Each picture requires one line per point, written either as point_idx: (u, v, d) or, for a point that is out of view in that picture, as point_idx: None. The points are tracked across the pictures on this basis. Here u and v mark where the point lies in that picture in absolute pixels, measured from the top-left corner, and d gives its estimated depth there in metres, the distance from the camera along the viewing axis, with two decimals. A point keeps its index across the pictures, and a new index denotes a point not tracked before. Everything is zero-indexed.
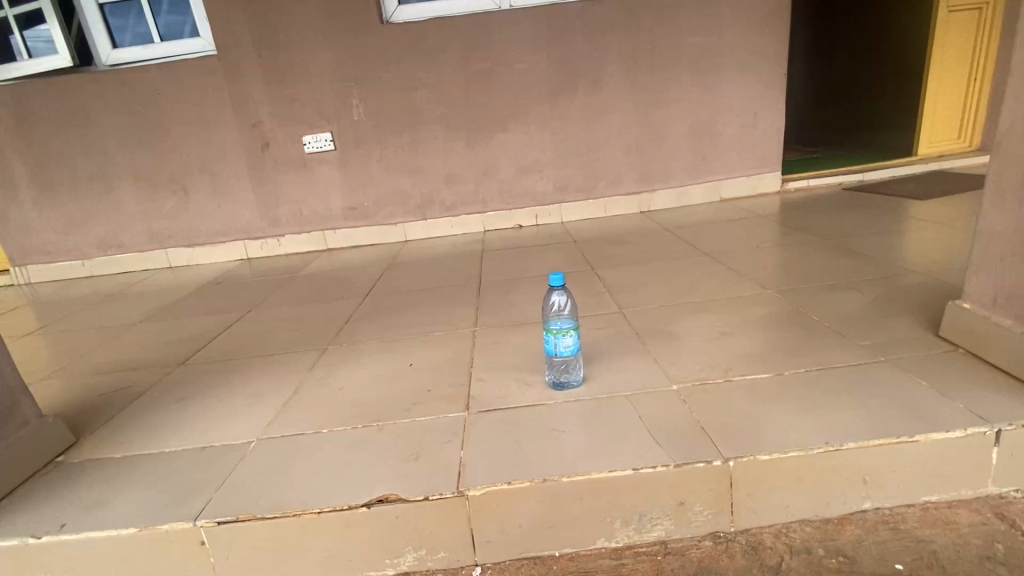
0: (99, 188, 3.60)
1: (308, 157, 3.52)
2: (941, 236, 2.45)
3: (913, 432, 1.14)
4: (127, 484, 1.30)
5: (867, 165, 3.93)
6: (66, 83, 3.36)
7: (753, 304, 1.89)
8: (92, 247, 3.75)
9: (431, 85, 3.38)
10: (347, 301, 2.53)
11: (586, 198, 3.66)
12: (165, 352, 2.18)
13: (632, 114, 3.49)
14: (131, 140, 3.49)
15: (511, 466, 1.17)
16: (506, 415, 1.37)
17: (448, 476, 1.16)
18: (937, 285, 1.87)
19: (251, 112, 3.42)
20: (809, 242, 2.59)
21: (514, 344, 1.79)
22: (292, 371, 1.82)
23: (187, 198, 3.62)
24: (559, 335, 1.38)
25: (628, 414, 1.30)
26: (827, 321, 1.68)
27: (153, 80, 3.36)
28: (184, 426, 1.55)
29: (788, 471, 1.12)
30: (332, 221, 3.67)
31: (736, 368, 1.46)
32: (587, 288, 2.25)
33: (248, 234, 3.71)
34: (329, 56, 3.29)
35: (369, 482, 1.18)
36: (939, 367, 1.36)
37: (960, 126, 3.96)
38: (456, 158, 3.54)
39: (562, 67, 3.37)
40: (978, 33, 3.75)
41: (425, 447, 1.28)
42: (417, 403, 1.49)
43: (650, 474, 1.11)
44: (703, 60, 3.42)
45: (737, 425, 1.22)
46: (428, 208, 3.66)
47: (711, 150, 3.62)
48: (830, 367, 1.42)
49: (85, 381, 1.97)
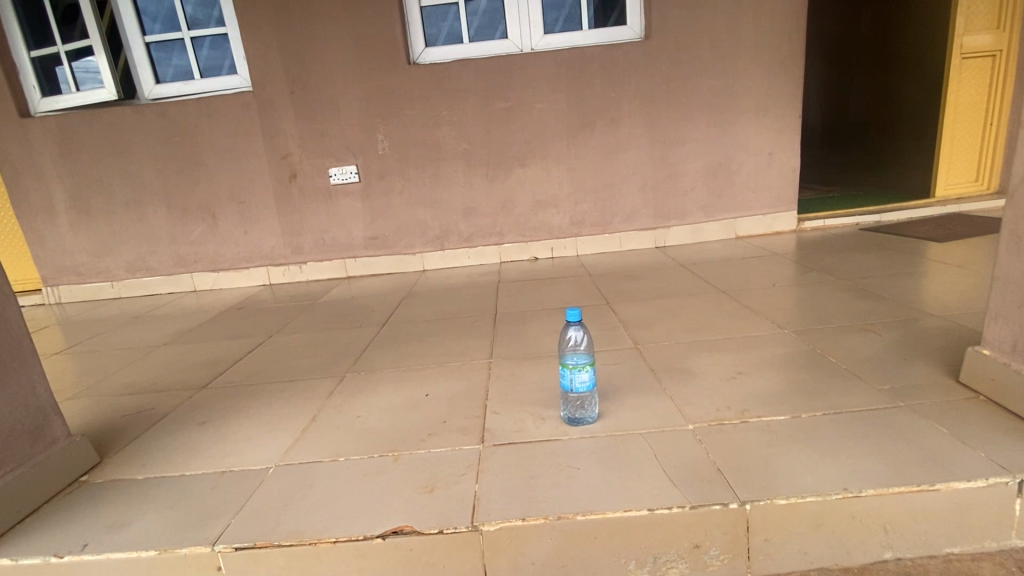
0: (132, 214, 3.76)
1: (333, 188, 3.64)
2: (960, 279, 2.44)
3: (934, 480, 1.12)
4: (148, 505, 1.33)
5: (884, 206, 3.94)
6: (109, 116, 3.56)
7: (769, 343, 1.90)
8: (122, 270, 3.89)
9: (453, 122, 3.50)
10: (365, 328, 2.58)
11: (601, 232, 3.72)
12: (187, 374, 2.23)
13: (648, 152, 3.57)
14: (166, 169, 3.65)
15: (526, 502, 1.17)
16: (520, 449, 1.38)
17: (462, 510, 1.17)
18: (956, 329, 1.85)
19: (280, 145, 3.57)
20: (826, 282, 2.59)
21: (529, 377, 1.81)
22: (310, 397, 1.86)
23: (215, 224, 3.75)
24: (575, 371, 1.40)
25: (643, 453, 1.30)
26: (844, 364, 1.67)
27: (190, 113, 3.54)
28: (204, 449, 1.58)
29: (805, 517, 1.11)
30: (353, 250, 3.77)
31: (752, 409, 1.46)
32: (602, 323, 2.28)
33: (271, 260, 3.82)
34: (357, 94, 3.45)
35: (384, 512, 1.19)
36: (959, 414, 1.34)
37: (977, 168, 3.97)
38: (476, 191, 3.64)
39: (581, 106, 3.48)
40: (993, 78, 3.79)
41: (440, 479, 1.29)
42: (433, 434, 1.51)
43: (665, 514, 1.11)
44: (718, 102, 3.50)
45: (753, 467, 1.21)
46: (446, 239, 3.74)
47: (726, 188, 3.67)
48: (848, 411, 1.40)
49: (110, 401, 2.02)
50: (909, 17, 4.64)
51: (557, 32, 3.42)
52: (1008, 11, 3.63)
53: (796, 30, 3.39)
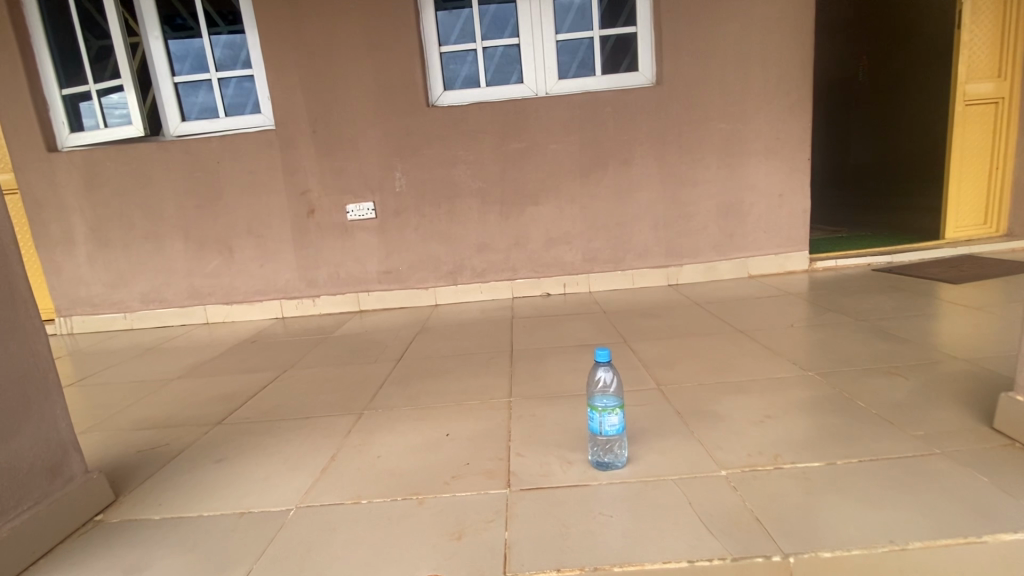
0: (150, 246, 3.80)
1: (349, 224, 3.69)
2: (980, 321, 2.42)
3: (982, 533, 1.08)
4: (167, 548, 1.29)
5: (894, 247, 3.96)
6: (134, 151, 3.65)
7: (794, 385, 1.87)
8: (135, 301, 3.90)
9: (469, 161, 3.58)
10: (381, 364, 2.56)
11: (614, 269, 3.73)
12: (202, 409, 2.20)
13: (660, 192, 3.63)
14: (186, 203, 3.72)
15: (559, 552, 1.14)
16: (548, 494, 1.34)
17: (493, 559, 1.13)
18: (984, 373, 1.83)
19: (299, 181, 3.65)
20: (844, 323, 2.58)
21: (552, 417, 1.78)
22: (328, 435, 1.82)
23: (231, 257, 3.79)
24: (605, 414, 1.38)
25: (676, 500, 1.27)
26: (875, 409, 1.64)
27: (213, 150, 3.63)
28: (221, 488, 1.55)
29: (852, 572, 1.07)
30: (366, 284, 3.78)
31: (785, 455, 1.43)
32: (621, 362, 2.26)
33: (284, 293, 3.83)
34: (377, 133, 3.55)
35: (412, 559, 1.15)
36: (1000, 463, 1.31)
37: (986, 211, 4.01)
38: (490, 228, 3.68)
39: (594, 148, 3.56)
40: (998, 124, 3.88)
41: (468, 525, 1.25)
42: (457, 476, 1.47)
43: (704, 567, 1.07)
44: (728, 145, 3.58)
45: (793, 517, 1.18)
46: (459, 274, 3.76)
47: (738, 228, 3.70)
48: (884, 459, 1.37)
49: (124, 436, 1.99)
50: (909, 66, 4.80)
51: (571, 77, 3.54)
52: (1008, 60, 3.75)
53: (802, 77, 3.50)
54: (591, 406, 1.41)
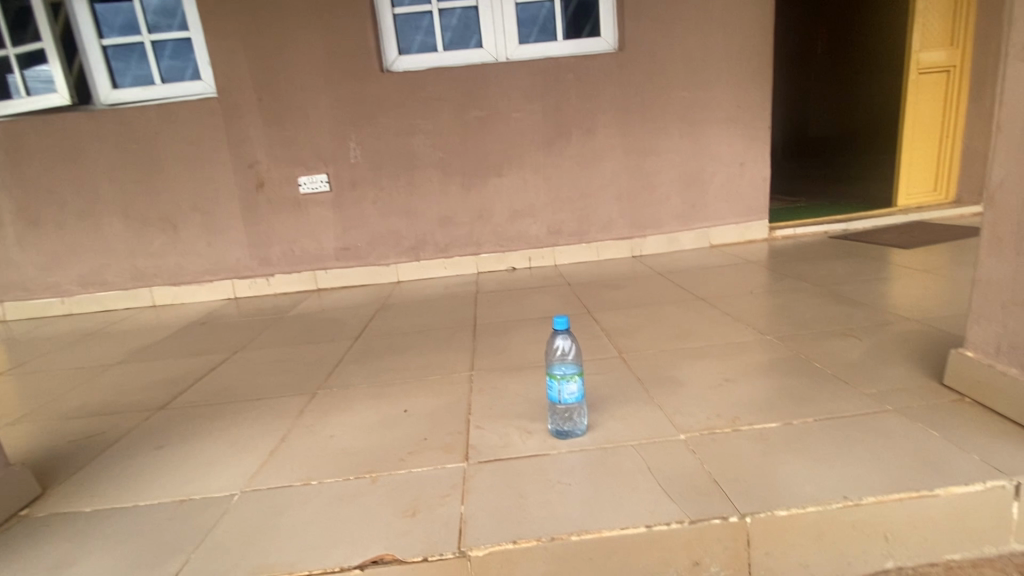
0: (86, 225, 3.54)
1: (303, 198, 3.52)
2: (929, 283, 2.49)
3: (932, 486, 1.10)
4: (96, 541, 1.20)
5: (850, 215, 4.05)
6: (61, 122, 3.36)
7: (753, 349, 1.88)
8: (73, 285, 3.65)
9: (429, 130, 3.45)
10: (338, 342, 2.47)
11: (579, 241, 3.70)
12: (144, 395, 2.07)
13: (624, 161, 3.59)
14: (123, 178, 3.47)
15: (516, 523, 1.10)
16: (507, 466, 1.30)
17: (448, 535, 1.08)
18: (933, 332, 1.88)
19: (247, 153, 3.44)
20: (802, 289, 2.62)
21: (513, 389, 1.74)
22: (279, 416, 1.74)
23: (177, 236, 3.57)
24: (564, 381, 1.34)
25: (635, 466, 1.25)
26: (830, 369, 1.66)
27: (150, 120, 3.38)
28: (160, 476, 1.45)
29: (806, 528, 1.07)
30: (324, 261, 3.64)
31: (743, 417, 1.43)
32: (584, 332, 2.23)
33: (237, 273, 3.65)
34: (329, 101, 3.36)
35: (363, 540, 1.10)
36: (948, 417, 1.34)
37: (936, 179, 4.14)
38: (452, 201, 3.57)
39: (557, 117, 3.47)
40: (948, 93, 3.97)
41: (422, 501, 1.20)
42: (413, 452, 1.42)
43: (663, 531, 1.05)
44: (691, 113, 3.55)
45: (751, 478, 1.17)
46: (422, 249, 3.65)
47: (701, 197, 3.70)
48: (838, 416, 1.39)
49: (56, 426, 1.85)
50: (866, 36, 4.85)
51: (532, 42, 3.42)
52: (958, 29, 3.83)
53: (764, 44, 3.48)
54: (549, 375, 1.37)
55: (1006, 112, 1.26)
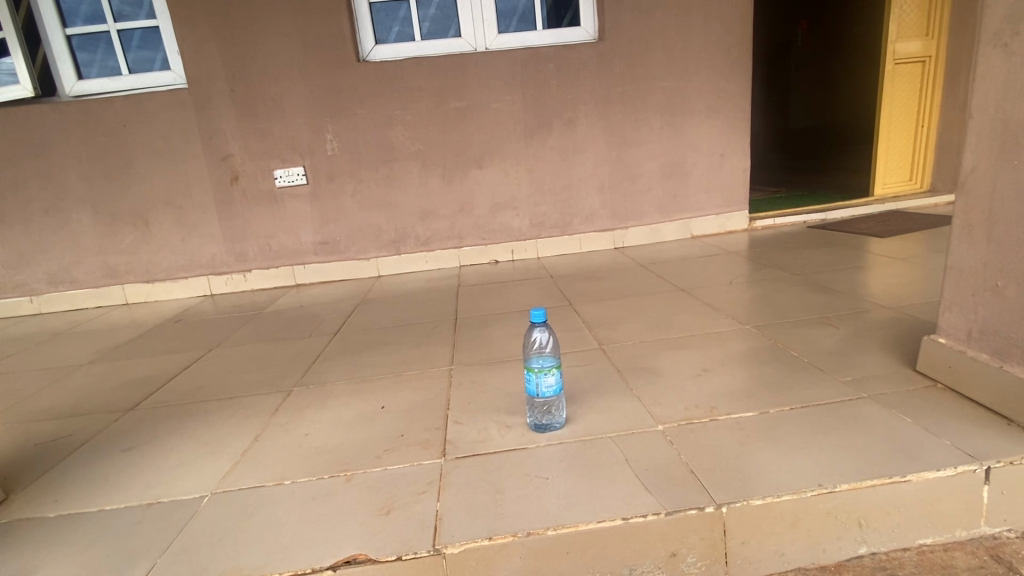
0: (53, 221, 3.43)
1: (279, 191, 3.45)
2: (905, 271, 2.53)
3: (905, 472, 1.11)
4: (58, 548, 1.15)
5: (828, 205, 4.10)
6: (24, 114, 3.24)
7: (732, 339, 1.89)
8: (41, 283, 3.53)
9: (407, 122, 3.39)
10: (316, 338, 2.42)
11: (562, 233, 3.68)
12: (114, 395, 2.01)
13: (606, 153, 3.57)
14: (91, 171, 3.36)
15: (492, 519, 1.08)
16: (485, 461, 1.29)
17: (423, 533, 1.06)
18: (907, 319, 1.90)
19: (221, 145, 3.35)
20: (781, 278, 2.64)
21: (492, 383, 1.72)
22: (253, 415, 1.70)
23: (149, 231, 3.48)
24: (541, 374, 1.32)
25: (613, 458, 1.24)
26: (807, 357, 1.67)
27: (118, 112, 3.27)
28: (129, 479, 1.41)
29: (782, 517, 1.07)
30: (303, 256, 3.57)
31: (721, 407, 1.43)
32: (565, 324, 2.22)
33: (213, 269, 3.57)
34: (304, 92, 3.28)
35: (335, 540, 1.07)
36: (921, 403, 1.35)
37: (911, 169, 4.20)
38: (432, 194, 3.52)
39: (537, 107, 3.44)
40: (924, 83, 4.02)
41: (398, 499, 1.18)
42: (389, 449, 1.39)
43: (640, 523, 1.05)
44: (672, 104, 3.54)
45: (727, 467, 1.17)
46: (402, 243, 3.60)
47: (682, 188, 3.71)
48: (814, 404, 1.39)
49: (20, 429, 1.79)
50: (844, 27, 4.89)
51: (512, 32, 3.37)
52: (933, 20, 3.87)
53: (743, 34, 3.48)
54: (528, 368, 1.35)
55: (977, 99, 1.27)
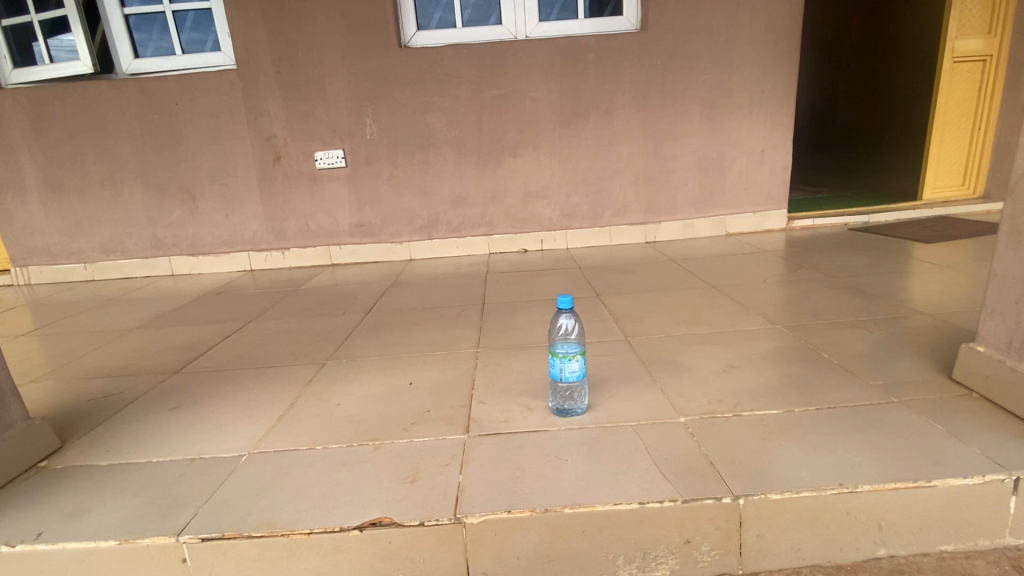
0: (108, 193, 3.62)
1: (319, 173, 3.55)
2: (949, 279, 2.43)
3: (930, 477, 1.09)
4: (111, 493, 1.25)
5: (872, 208, 3.96)
6: (85, 90, 3.41)
7: (761, 337, 1.87)
8: (95, 251, 3.75)
9: (445, 108, 3.43)
10: (348, 316, 2.50)
11: (593, 225, 3.67)
12: (161, 359, 2.14)
13: (641, 145, 3.54)
14: (144, 147, 3.52)
15: (511, 494, 1.12)
16: (507, 439, 1.33)
17: (445, 502, 1.11)
18: (947, 326, 1.84)
19: (265, 126, 3.47)
20: (816, 279, 2.58)
21: (517, 366, 1.76)
22: (289, 383, 1.79)
23: (195, 206, 3.64)
24: (565, 360, 1.35)
25: (633, 445, 1.27)
26: (837, 359, 1.65)
27: (171, 91, 3.42)
28: (174, 435, 1.50)
29: (799, 513, 1.08)
30: (338, 237, 3.68)
31: (745, 404, 1.43)
32: (592, 315, 2.23)
33: (253, 245, 3.71)
34: (346, 76, 3.36)
35: (362, 504, 1.13)
36: (953, 410, 1.32)
37: (964, 173, 4.02)
38: (466, 180, 3.57)
39: (574, 97, 3.43)
40: (983, 83, 3.83)
41: (422, 469, 1.23)
42: (416, 423, 1.45)
43: (656, 508, 1.07)
44: (712, 97, 3.47)
45: (747, 462, 1.18)
46: (434, 228, 3.66)
47: (718, 184, 3.65)
48: (841, 406, 1.38)
49: (76, 384, 1.92)
50: (901, 21, 4.68)
51: (553, 20, 3.36)
52: (998, 16, 3.67)
53: (791, 27, 3.37)
54: (552, 353, 1.38)
55: None
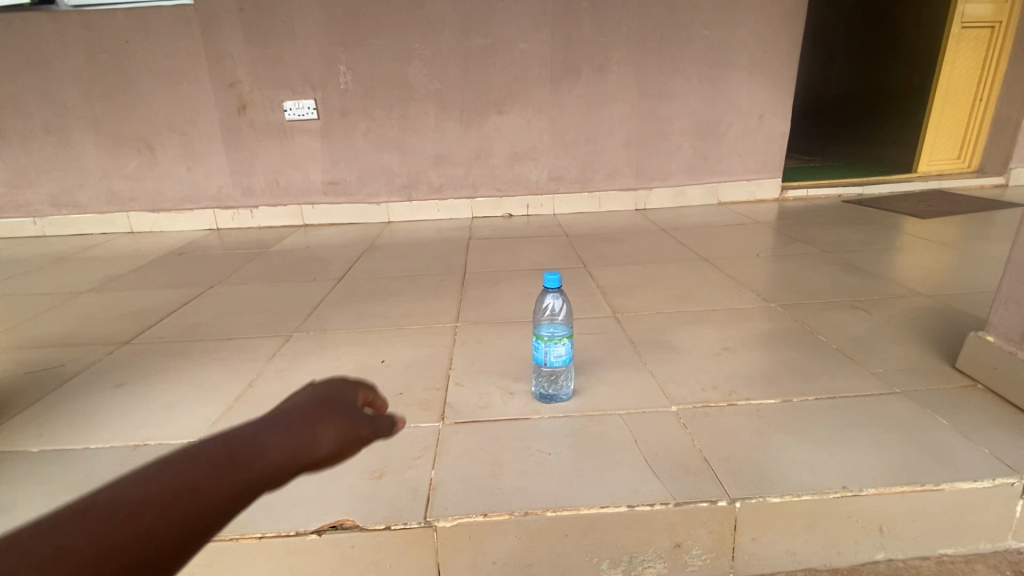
0: (56, 140, 3.31)
1: (289, 124, 3.28)
2: (945, 257, 2.36)
3: (937, 480, 1.02)
4: (40, 485, 1.12)
5: (866, 179, 3.86)
6: (22, 22, 3.06)
7: (755, 317, 1.78)
8: (44, 205, 3.46)
9: (426, 57, 3.16)
10: (320, 283, 2.34)
11: (581, 190, 3.50)
12: (110, 327, 1.96)
13: (635, 105, 3.34)
14: (94, 90, 3.20)
15: (488, 494, 1.02)
16: (485, 428, 1.22)
17: (414, 502, 1.01)
18: (947, 309, 1.76)
19: (228, 71, 3.17)
20: (811, 254, 2.49)
21: (498, 344, 1.64)
22: (250, 359, 1.64)
23: (154, 158, 3.36)
24: (551, 343, 1.23)
25: (621, 437, 1.17)
26: (835, 343, 1.56)
27: (120, 27, 3.08)
28: (117, 417, 1.36)
29: (799, 516, 1.00)
30: (311, 195, 3.45)
31: (740, 392, 1.34)
32: (579, 288, 2.11)
33: (219, 202, 3.47)
34: (317, 17, 3.06)
35: (323, 503, 1.02)
36: (958, 403, 1.25)
37: (961, 145, 3.92)
38: (448, 137, 3.34)
39: (567, 50, 3.19)
40: (989, 51, 3.70)
41: (391, 463, 1.12)
42: (386, 408, 1.32)
43: (645, 512, 0.98)
44: (712, 56, 3.27)
45: (743, 459, 1.09)
46: (414, 188, 3.45)
47: (713, 150, 3.49)
48: (841, 396, 1.30)
49: (12, 355, 1.75)
50: None
51: None
52: None
53: None
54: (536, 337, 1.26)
55: None
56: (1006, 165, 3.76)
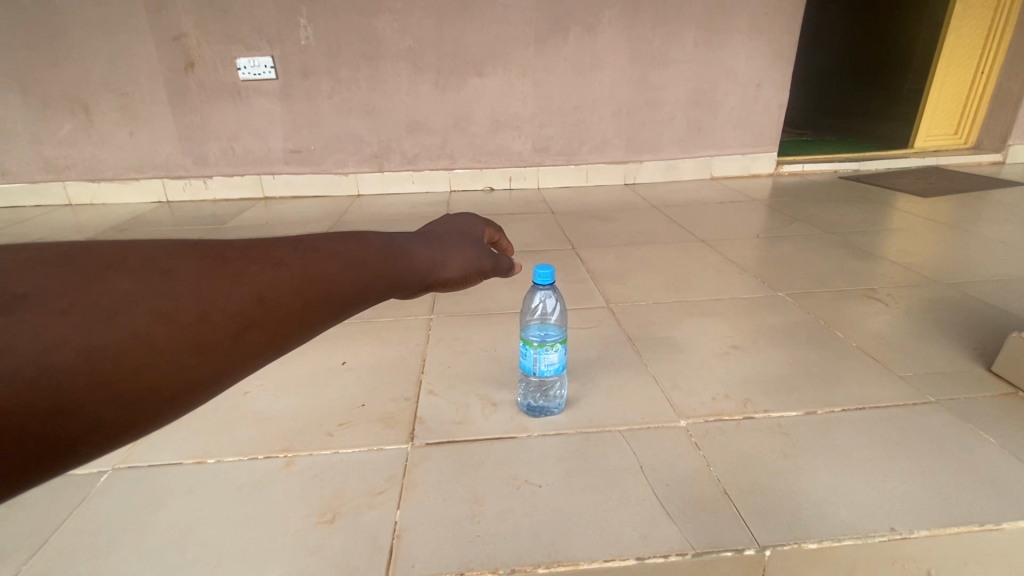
0: None
1: (244, 85, 2.94)
2: (954, 239, 2.22)
3: (999, 517, 0.86)
4: None
5: (863, 155, 3.70)
6: None
7: (764, 308, 1.60)
8: None
9: (397, 11, 2.84)
10: None
11: (567, 162, 3.26)
12: None
13: (626, 71, 3.09)
14: (14, 40, 2.80)
15: (464, 544, 0.83)
16: (462, 452, 1.02)
17: (372, 557, 0.81)
18: (969, 300, 1.61)
19: (171, 21, 2.80)
20: (814, 235, 2.32)
21: (478, 342, 1.43)
22: None
23: (90, 120, 2.99)
24: (542, 350, 1.03)
25: (625, 463, 0.98)
26: (855, 340, 1.40)
27: None
28: None
29: (838, 564, 0.83)
30: (271, 165, 3.14)
31: (756, 400, 1.16)
32: (567, 275, 1.90)
33: (168, 171, 3.13)
34: None
35: (257, 559, 0.81)
36: (1002, 415, 1.09)
37: (958, 120, 3.79)
38: (423, 102, 3.05)
39: (553, 7, 2.90)
40: (994, 20, 3.53)
41: (345, 502, 0.91)
42: (344, 424, 1.11)
43: (658, 565, 0.80)
44: (710, 17, 3.02)
45: (770, 491, 0.91)
46: (386, 158, 3.16)
47: (708, 121, 3.27)
48: (872, 407, 1.13)
49: None
50: None
51: None
52: None
53: None
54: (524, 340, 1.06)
55: None
56: (1004, 142, 3.63)
